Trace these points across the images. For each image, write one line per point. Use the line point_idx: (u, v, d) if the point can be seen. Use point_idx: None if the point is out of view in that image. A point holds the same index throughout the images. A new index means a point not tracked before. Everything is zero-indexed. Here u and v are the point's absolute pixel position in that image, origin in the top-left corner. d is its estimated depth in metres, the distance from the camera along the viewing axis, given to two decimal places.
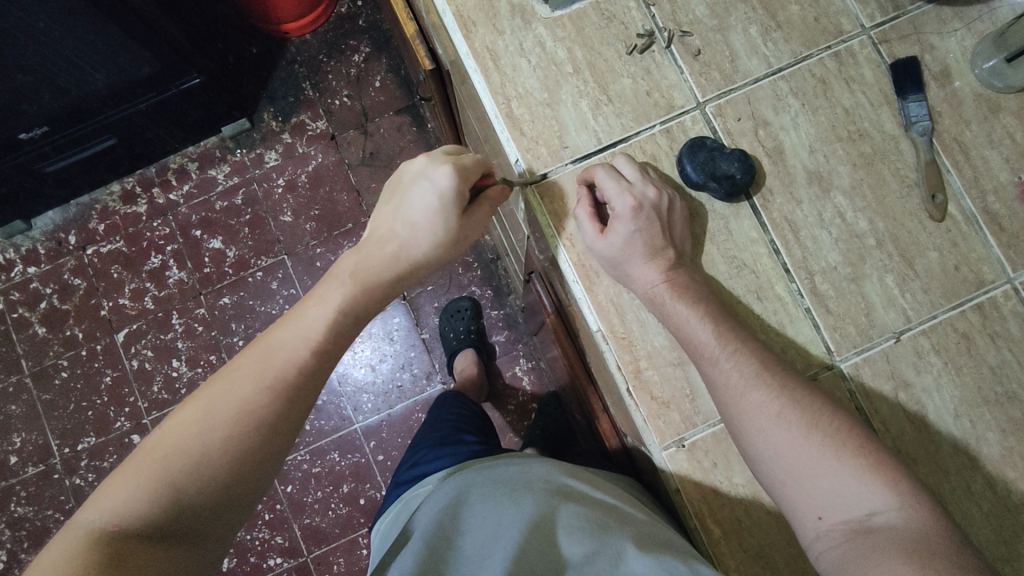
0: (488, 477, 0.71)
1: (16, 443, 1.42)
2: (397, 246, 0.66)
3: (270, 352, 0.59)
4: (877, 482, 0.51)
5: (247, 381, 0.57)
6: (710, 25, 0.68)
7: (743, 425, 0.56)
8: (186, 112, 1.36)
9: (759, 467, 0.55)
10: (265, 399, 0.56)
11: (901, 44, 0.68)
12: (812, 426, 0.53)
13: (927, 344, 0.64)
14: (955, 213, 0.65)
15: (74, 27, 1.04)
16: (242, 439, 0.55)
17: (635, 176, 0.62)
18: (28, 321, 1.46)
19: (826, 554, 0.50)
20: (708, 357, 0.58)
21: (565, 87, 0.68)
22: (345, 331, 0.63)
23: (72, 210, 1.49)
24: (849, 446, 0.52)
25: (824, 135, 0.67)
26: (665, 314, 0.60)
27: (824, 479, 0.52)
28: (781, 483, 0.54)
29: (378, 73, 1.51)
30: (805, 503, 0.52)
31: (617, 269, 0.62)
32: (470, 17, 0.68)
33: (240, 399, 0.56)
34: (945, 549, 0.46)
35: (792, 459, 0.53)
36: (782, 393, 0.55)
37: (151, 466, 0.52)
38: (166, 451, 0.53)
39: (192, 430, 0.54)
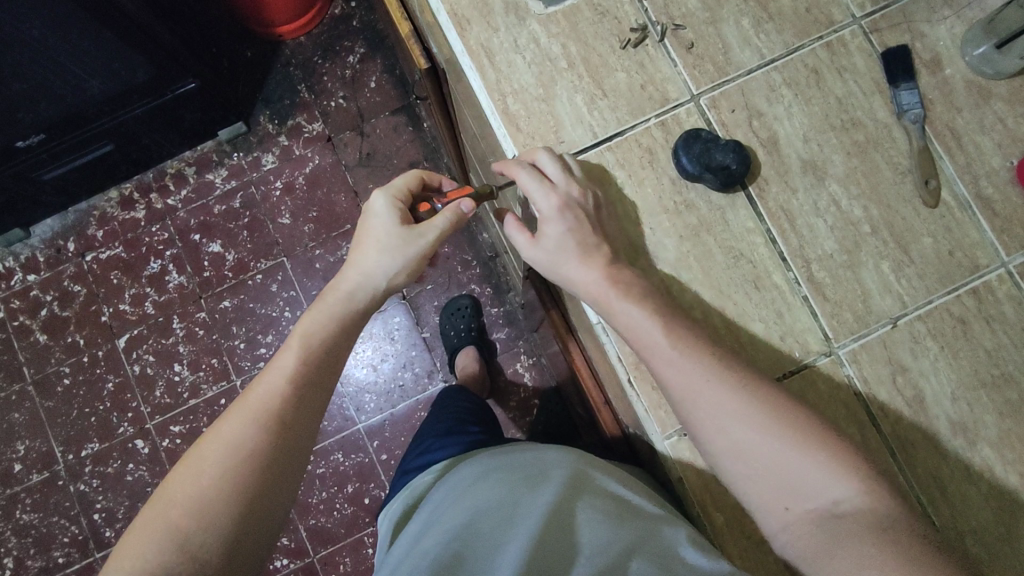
0: (502, 463, 0.71)
1: (20, 450, 1.43)
2: (358, 271, 0.70)
3: (257, 389, 0.61)
4: (835, 470, 0.51)
5: (238, 421, 0.58)
6: (702, 18, 0.69)
7: (698, 417, 0.56)
8: (182, 117, 1.36)
9: (722, 461, 0.55)
10: (261, 433, 0.58)
11: (891, 33, 0.68)
12: (769, 418, 0.54)
13: (924, 329, 0.64)
14: (948, 199, 0.66)
15: (68, 33, 1.05)
16: (239, 473, 0.56)
17: (557, 175, 0.62)
18: (29, 328, 1.46)
19: (796, 543, 0.51)
20: (654, 346, 0.58)
21: (559, 82, 0.68)
22: (320, 359, 0.64)
23: (71, 217, 1.49)
24: (807, 437, 0.53)
25: (818, 125, 0.68)
26: (610, 314, 0.60)
27: (779, 466, 0.52)
28: (743, 474, 0.54)
29: (373, 74, 1.52)
30: (770, 495, 0.52)
31: (557, 268, 0.63)
32: (463, 15, 0.69)
33: (232, 440, 0.57)
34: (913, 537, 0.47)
35: (751, 451, 0.53)
36: (737, 386, 0.55)
37: (166, 516, 0.54)
38: (175, 503, 0.54)
39: (191, 476, 0.55)
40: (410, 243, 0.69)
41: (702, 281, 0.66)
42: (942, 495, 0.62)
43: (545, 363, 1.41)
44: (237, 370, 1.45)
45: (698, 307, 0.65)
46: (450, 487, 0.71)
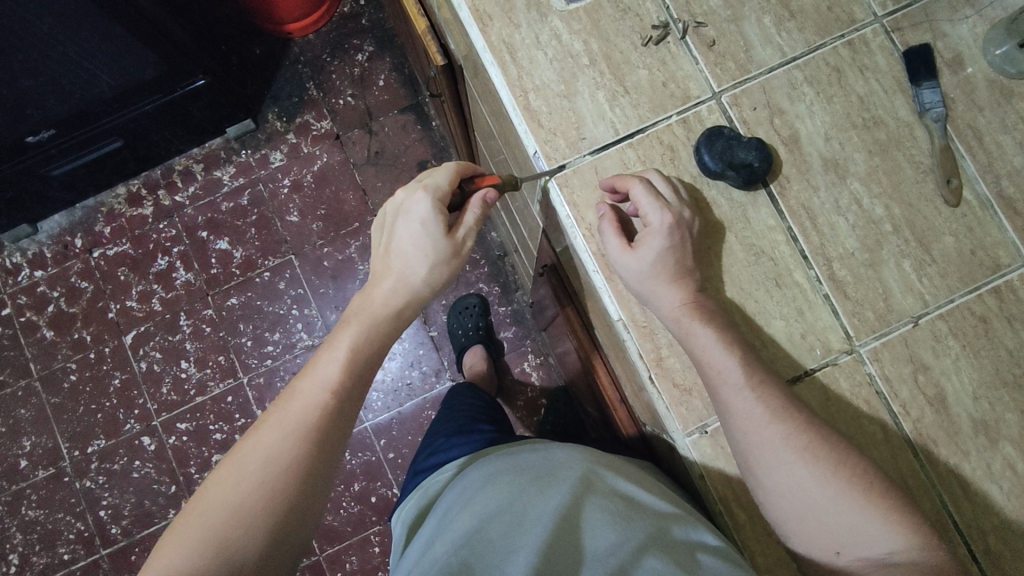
0: (511, 465, 0.70)
1: (26, 446, 1.42)
2: (398, 279, 0.68)
3: (292, 401, 0.60)
4: (897, 525, 0.53)
5: (273, 432, 0.58)
6: (724, 16, 0.69)
7: (764, 459, 0.56)
8: (191, 114, 1.36)
9: (782, 504, 0.56)
10: (299, 446, 0.58)
11: (913, 32, 0.68)
12: (838, 465, 0.55)
13: (945, 328, 0.64)
14: (970, 198, 0.66)
15: (79, 30, 1.04)
16: (271, 486, 0.55)
17: (670, 195, 0.63)
18: (36, 324, 1.46)
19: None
20: (729, 384, 0.58)
21: (581, 79, 0.68)
22: (355, 373, 0.63)
23: (78, 213, 1.49)
24: (867, 484, 0.54)
25: (840, 123, 0.68)
26: (683, 339, 0.60)
27: (844, 516, 0.54)
28: (800, 519, 0.55)
29: (382, 72, 1.52)
30: (823, 539, 0.55)
31: (645, 280, 0.61)
32: (485, 11, 0.69)
33: (272, 453, 0.57)
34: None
35: (816, 499, 0.55)
36: (803, 429, 0.56)
37: (197, 523, 0.53)
38: (207, 511, 0.53)
39: (225, 489, 0.55)
40: (451, 249, 0.68)
41: (723, 279, 0.66)
42: (963, 494, 0.62)
43: (554, 363, 1.41)
44: (245, 367, 1.45)
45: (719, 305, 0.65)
46: (464, 488, 0.70)
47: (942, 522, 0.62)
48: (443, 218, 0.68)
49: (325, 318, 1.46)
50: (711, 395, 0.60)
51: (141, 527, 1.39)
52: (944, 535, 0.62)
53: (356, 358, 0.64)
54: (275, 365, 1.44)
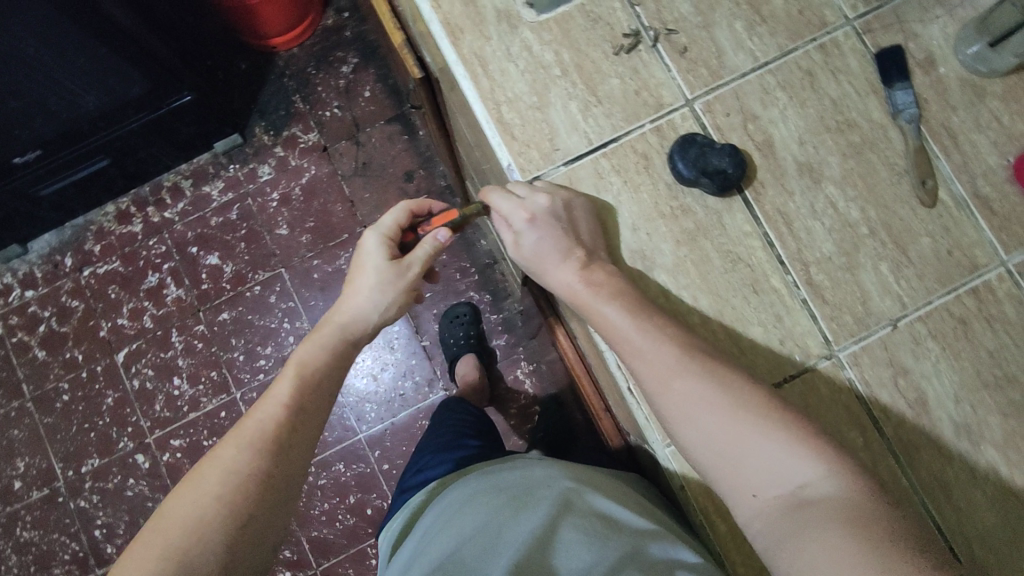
0: (488, 484, 0.69)
1: (20, 467, 1.42)
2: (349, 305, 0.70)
3: (250, 419, 0.61)
4: (808, 455, 0.50)
5: (231, 449, 0.58)
6: (695, 23, 0.69)
7: (670, 413, 0.55)
8: (178, 130, 1.36)
9: (693, 450, 0.54)
10: (259, 459, 0.58)
11: (885, 34, 0.68)
12: (739, 403, 0.53)
13: (924, 330, 0.64)
14: (945, 198, 0.66)
15: (65, 52, 1.05)
16: (234, 498, 0.55)
17: (527, 190, 0.63)
18: (28, 345, 1.46)
19: (764, 532, 0.49)
20: (630, 348, 0.57)
21: (553, 90, 0.68)
22: (314, 393, 0.64)
23: (68, 232, 1.49)
24: (775, 421, 0.52)
25: (813, 126, 0.67)
26: (590, 315, 0.60)
27: (749, 457, 0.51)
28: (712, 466, 0.53)
29: (367, 83, 1.52)
30: (738, 485, 0.51)
31: (535, 266, 0.64)
32: (456, 24, 0.69)
33: (234, 468, 0.57)
34: (884, 520, 0.45)
35: (722, 443, 0.52)
36: (705, 376, 0.54)
37: (157, 539, 0.52)
38: (168, 526, 0.52)
39: (186, 505, 0.54)
40: (396, 272, 0.70)
41: (699, 286, 0.65)
42: (945, 496, 0.62)
43: (546, 370, 1.40)
44: (237, 382, 1.44)
45: (695, 313, 0.65)
46: (442, 509, 0.70)
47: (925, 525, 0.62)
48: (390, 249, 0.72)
49: None
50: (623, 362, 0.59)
51: None
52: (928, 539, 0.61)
53: (316, 378, 0.65)
54: (267, 379, 1.44)
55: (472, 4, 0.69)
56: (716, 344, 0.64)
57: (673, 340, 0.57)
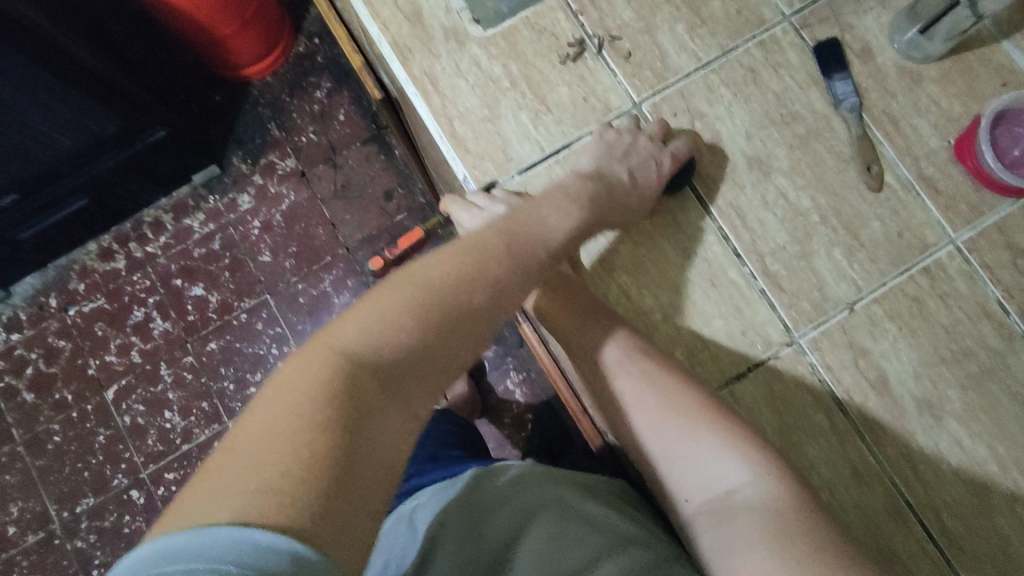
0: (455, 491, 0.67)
1: (14, 512, 1.41)
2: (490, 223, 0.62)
3: (429, 279, 0.47)
4: (734, 458, 0.51)
5: (409, 310, 0.44)
6: (638, 28, 0.71)
7: (612, 415, 0.57)
8: (155, 165, 1.37)
9: (633, 453, 0.56)
10: (433, 327, 0.45)
11: (821, 27, 0.70)
12: (670, 407, 0.54)
13: (881, 311, 0.65)
14: (892, 181, 0.67)
15: (36, 95, 1.07)
16: (395, 361, 0.42)
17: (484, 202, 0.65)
18: (16, 388, 1.45)
19: (694, 534, 0.51)
20: (577, 351, 0.60)
21: (503, 102, 0.70)
22: (475, 298, 0.47)
23: (51, 273, 1.49)
24: (707, 425, 0.53)
25: (759, 121, 0.69)
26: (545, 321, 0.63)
27: (679, 461, 0.53)
28: (652, 469, 0.55)
29: (341, 107, 1.54)
30: (672, 488, 0.53)
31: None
32: (406, 45, 0.71)
33: (385, 343, 0.42)
34: (800, 524, 0.46)
35: (653, 448, 0.54)
36: (643, 379, 0.56)
37: (323, 387, 0.39)
38: (317, 373, 0.39)
39: (344, 357, 0.41)
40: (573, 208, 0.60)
41: (659, 283, 0.67)
42: (914, 472, 0.63)
43: (535, 378, 1.40)
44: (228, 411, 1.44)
45: (657, 311, 0.66)
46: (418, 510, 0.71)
47: (896, 504, 0.63)
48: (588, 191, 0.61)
49: None
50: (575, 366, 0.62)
51: None
52: (899, 515, 0.62)
53: (494, 275, 0.49)
54: None
55: (420, 24, 0.71)
56: (679, 338, 0.66)
57: (625, 341, 0.59)
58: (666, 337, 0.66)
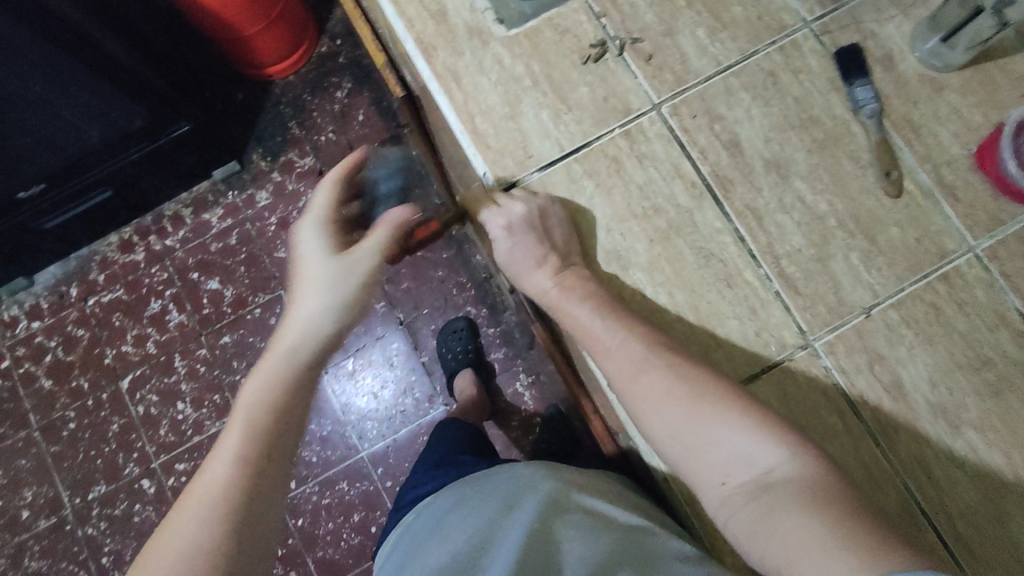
0: (478, 483, 0.73)
1: (28, 496, 1.43)
2: (302, 318, 0.61)
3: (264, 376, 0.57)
4: (768, 440, 0.51)
5: (258, 408, 0.55)
6: (659, 31, 0.72)
7: (638, 407, 0.57)
8: (178, 160, 1.39)
9: (661, 444, 0.56)
10: (270, 410, 0.55)
11: (843, 33, 0.71)
12: (699, 394, 0.54)
13: (897, 317, 0.65)
14: (911, 188, 0.67)
15: (67, 88, 1.10)
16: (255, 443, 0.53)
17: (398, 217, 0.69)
18: (35, 375, 1.48)
19: (732, 519, 0.51)
20: (601, 348, 0.60)
21: (525, 100, 0.71)
22: (265, 421, 0.54)
23: (72, 263, 1.52)
24: (738, 409, 0.53)
25: (778, 125, 0.70)
26: (562, 318, 0.64)
27: (712, 446, 0.53)
28: (682, 458, 0.54)
29: (360, 107, 1.56)
30: (705, 474, 0.53)
31: (512, 271, 0.68)
32: (430, 43, 0.72)
33: (236, 442, 0.53)
34: (844, 499, 0.46)
35: (685, 434, 0.54)
36: (670, 369, 0.56)
37: (208, 486, 0.51)
38: (205, 475, 0.51)
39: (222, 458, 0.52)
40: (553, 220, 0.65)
41: (675, 283, 0.67)
42: (928, 480, 0.62)
43: (545, 380, 1.41)
44: None
45: (672, 310, 0.67)
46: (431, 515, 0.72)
47: (909, 509, 0.62)
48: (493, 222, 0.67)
49: None
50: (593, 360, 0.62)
51: None
52: (908, 517, 0.62)
53: (271, 406, 0.55)
54: None
55: (444, 23, 0.72)
56: (693, 338, 0.66)
57: (643, 336, 0.59)
58: (680, 336, 0.66)
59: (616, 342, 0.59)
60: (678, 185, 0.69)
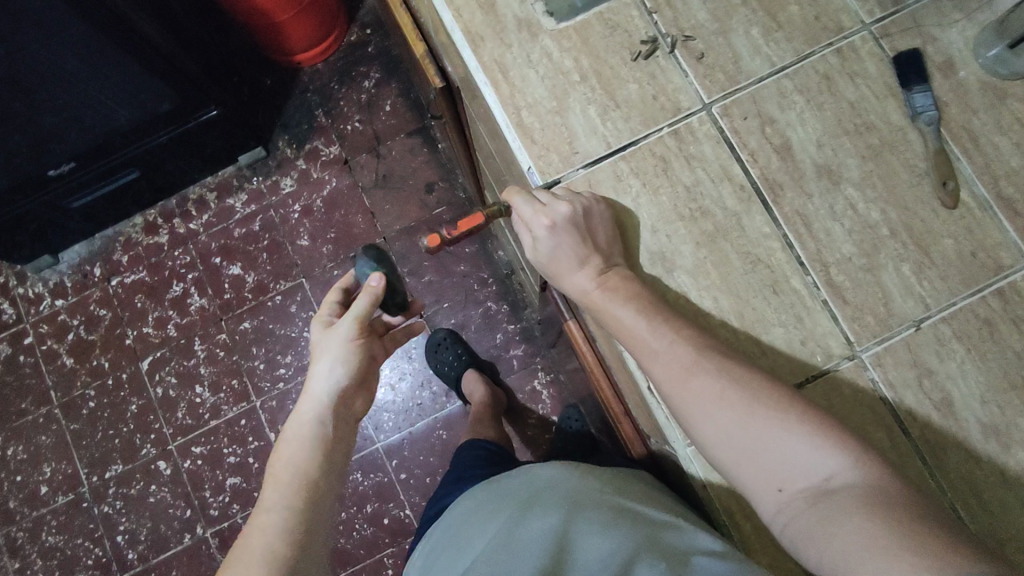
0: (495, 493, 0.71)
1: (47, 472, 1.41)
2: (313, 394, 0.72)
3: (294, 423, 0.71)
4: (825, 446, 0.51)
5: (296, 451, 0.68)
6: (712, 30, 0.70)
7: (688, 412, 0.56)
8: (204, 144, 1.39)
9: (712, 448, 0.55)
10: (313, 453, 0.68)
11: (902, 37, 0.69)
12: (754, 399, 0.53)
13: (948, 331, 0.64)
14: (968, 199, 0.66)
15: (99, 67, 1.07)
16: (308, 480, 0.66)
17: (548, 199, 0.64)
18: (57, 352, 1.47)
19: (789, 525, 0.50)
20: (647, 350, 0.59)
21: (572, 95, 0.69)
22: (315, 456, 0.68)
23: (97, 243, 1.51)
24: (793, 413, 0.52)
25: (831, 129, 0.68)
26: (604, 318, 0.62)
27: (768, 453, 0.52)
28: (735, 463, 0.54)
29: (388, 97, 1.55)
30: (761, 480, 0.52)
31: (552, 271, 0.66)
32: (478, 33, 0.71)
33: (293, 473, 0.67)
34: (909, 505, 0.46)
35: (739, 439, 0.53)
36: (721, 374, 0.55)
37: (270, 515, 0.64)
38: (269, 502, 0.65)
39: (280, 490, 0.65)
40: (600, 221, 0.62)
41: (719, 287, 0.66)
42: (974, 498, 0.61)
43: (564, 380, 1.40)
44: (258, 390, 1.44)
45: (716, 314, 0.65)
46: (461, 517, 0.71)
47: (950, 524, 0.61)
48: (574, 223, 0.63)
49: None
50: (638, 362, 0.61)
51: (158, 552, 1.37)
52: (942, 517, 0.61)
53: (293, 471, 0.66)
54: (287, 389, 1.43)
55: (493, 13, 0.71)
56: (737, 345, 0.65)
57: (691, 340, 0.58)
58: (723, 342, 0.65)
59: (663, 345, 0.58)
60: (726, 187, 0.67)
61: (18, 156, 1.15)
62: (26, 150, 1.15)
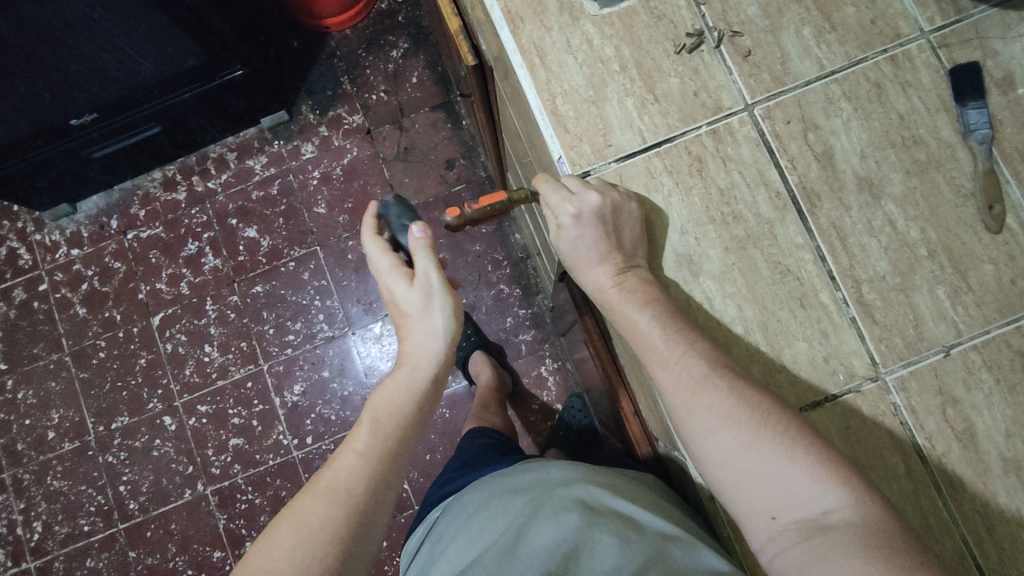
0: (503, 488, 0.70)
1: (54, 418, 1.43)
2: (420, 344, 0.66)
3: (404, 361, 0.66)
4: (830, 482, 0.49)
5: (400, 396, 0.64)
6: (762, 26, 0.67)
7: (693, 427, 0.55)
8: (228, 103, 1.37)
9: (715, 468, 0.54)
10: (415, 403, 0.64)
11: (961, 49, 0.65)
12: (762, 424, 0.52)
13: (978, 360, 0.62)
14: (1012, 225, 0.63)
15: (126, 19, 1.04)
16: (405, 433, 0.63)
17: (579, 187, 0.61)
18: (70, 301, 1.47)
19: (782, 556, 0.49)
20: (657, 360, 0.57)
21: (610, 85, 0.67)
22: (412, 406, 0.64)
23: (116, 195, 1.51)
24: (801, 444, 0.51)
25: (877, 140, 0.65)
26: (617, 319, 0.61)
27: (772, 480, 0.51)
28: (735, 486, 0.52)
29: (415, 69, 1.52)
30: (758, 506, 0.51)
31: (573, 262, 0.65)
32: (518, 13, 0.68)
33: (391, 414, 0.63)
34: (908, 549, 0.45)
35: (742, 461, 0.52)
36: (731, 392, 0.54)
37: (359, 456, 0.59)
38: (359, 441, 0.60)
39: (372, 433, 0.61)
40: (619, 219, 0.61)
41: (746, 295, 0.64)
42: (989, 532, 0.60)
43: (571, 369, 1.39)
44: (266, 354, 1.44)
45: (740, 323, 0.64)
46: (460, 513, 0.71)
47: (963, 559, 0.59)
48: (605, 221, 0.60)
49: (346, 311, 1.45)
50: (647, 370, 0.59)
51: (159, 504, 1.39)
52: (960, 564, 0.59)
53: (391, 428, 0.62)
54: (296, 354, 1.43)
55: None
56: (758, 356, 0.63)
57: (705, 353, 0.56)
58: (745, 352, 0.63)
59: (671, 353, 0.56)
60: (762, 193, 0.65)
61: (42, 102, 1.13)
62: (49, 96, 1.13)
